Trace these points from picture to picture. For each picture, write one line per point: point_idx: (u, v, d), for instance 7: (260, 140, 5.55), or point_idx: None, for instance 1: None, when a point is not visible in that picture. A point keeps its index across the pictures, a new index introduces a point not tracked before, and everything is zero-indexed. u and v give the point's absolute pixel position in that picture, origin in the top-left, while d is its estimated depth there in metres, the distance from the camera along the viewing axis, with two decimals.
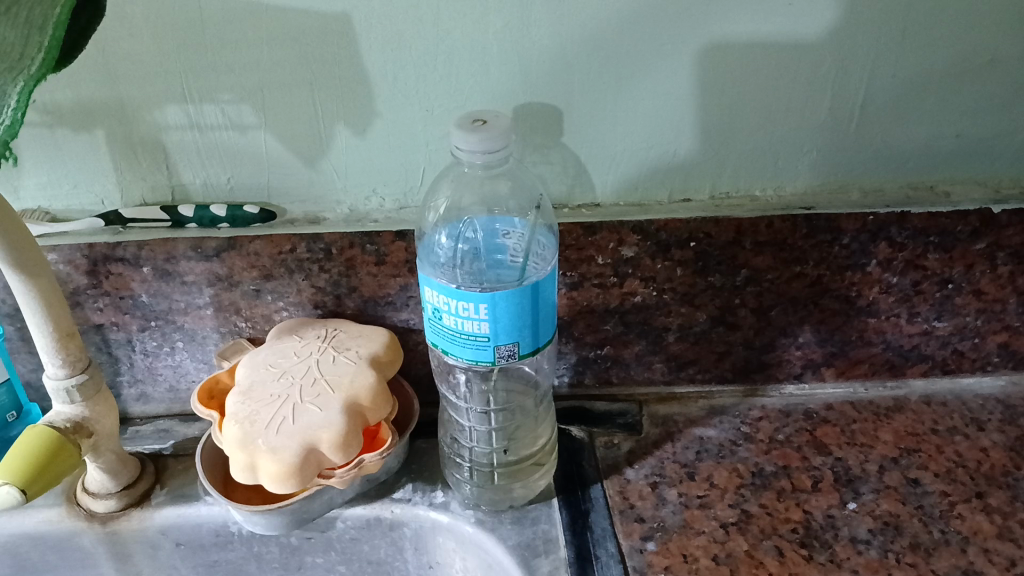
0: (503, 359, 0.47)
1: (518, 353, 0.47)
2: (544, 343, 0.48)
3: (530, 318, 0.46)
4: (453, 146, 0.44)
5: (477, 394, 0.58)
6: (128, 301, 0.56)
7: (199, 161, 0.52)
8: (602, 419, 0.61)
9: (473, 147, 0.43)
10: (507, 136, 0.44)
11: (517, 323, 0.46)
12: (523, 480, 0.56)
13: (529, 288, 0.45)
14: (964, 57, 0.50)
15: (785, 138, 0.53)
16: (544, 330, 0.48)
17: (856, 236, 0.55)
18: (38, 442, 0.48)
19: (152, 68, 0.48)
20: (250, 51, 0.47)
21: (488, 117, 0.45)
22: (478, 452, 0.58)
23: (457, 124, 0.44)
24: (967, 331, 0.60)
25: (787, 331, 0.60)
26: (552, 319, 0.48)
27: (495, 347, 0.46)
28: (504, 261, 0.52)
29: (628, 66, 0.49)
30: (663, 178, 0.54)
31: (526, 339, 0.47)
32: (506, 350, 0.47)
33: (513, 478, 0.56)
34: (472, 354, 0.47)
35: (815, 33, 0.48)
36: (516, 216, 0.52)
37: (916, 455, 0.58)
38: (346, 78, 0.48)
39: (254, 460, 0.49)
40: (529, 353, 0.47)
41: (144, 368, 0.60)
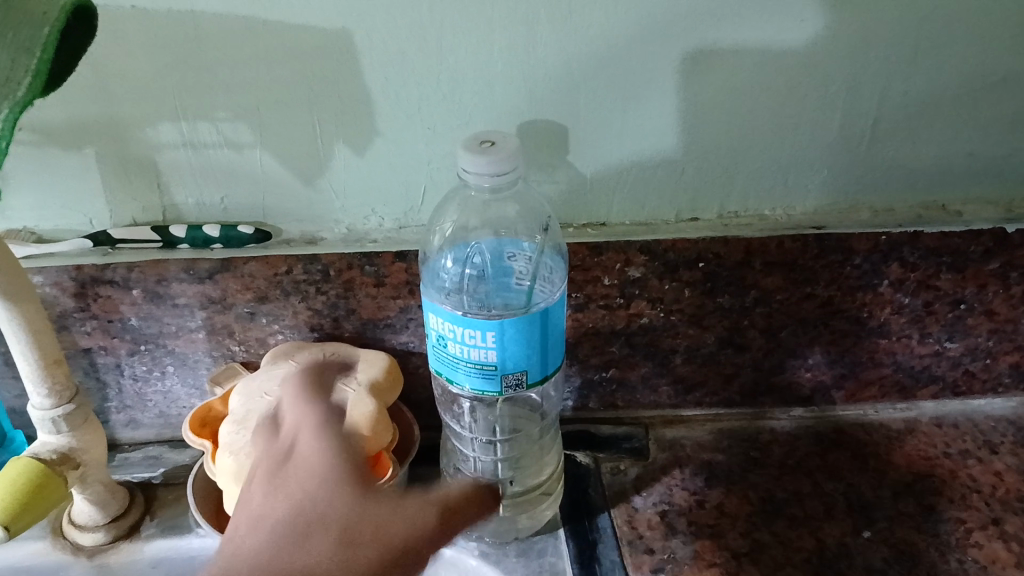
0: (510, 388, 0.45)
1: (526, 382, 0.45)
2: (553, 370, 0.46)
3: (539, 345, 0.44)
4: (459, 168, 0.42)
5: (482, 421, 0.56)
6: (117, 325, 0.54)
7: (192, 180, 0.50)
8: (609, 444, 0.60)
9: (476, 169, 0.41)
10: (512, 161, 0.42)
11: (525, 351, 0.44)
12: (528, 510, 0.55)
13: (538, 315, 0.43)
14: (981, 73, 0.49)
15: (796, 155, 0.51)
16: (552, 360, 0.46)
17: (867, 256, 0.54)
18: (24, 479, 0.46)
19: (145, 85, 0.46)
20: (246, 67, 0.45)
21: (497, 138, 0.43)
22: (483, 483, 0.56)
23: (464, 146, 0.42)
24: (978, 351, 0.59)
25: (797, 353, 0.58)
26: (562, 347, 0.47)
27: (502, 376, 0.45)
28: (509, 287, 0.51)
29: (637, 83, 0.47)
30: (670, 197, 0.52)
31: (533, 367, 0.45)
32: (513, 378, 0.45)
33: (521, 509, 0.55)
34: (476, 382, 0.45)
35: (829, 49, 0.47)
36: (524, 239, 0.51)
37: (929, 480, 0.57)
38: (347, 95, 0.47)
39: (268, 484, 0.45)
40: (538, 382, 0.46)
41: (134, 393, 0.58)
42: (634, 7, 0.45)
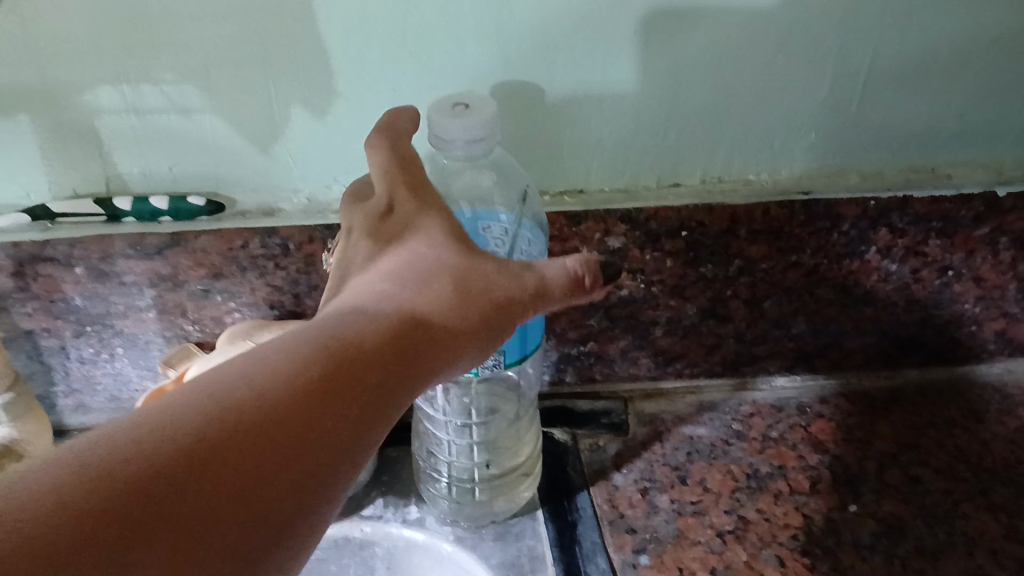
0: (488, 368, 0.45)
1: (504, 362, 0.45)
2: (531, 349, 0.46)
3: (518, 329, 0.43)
4: (433, 132, 0.40)
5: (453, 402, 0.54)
6: (60, 305, 0.51)
7: (137, 149, 0.46)
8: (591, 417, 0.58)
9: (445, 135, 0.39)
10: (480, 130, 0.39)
11: None
12: (504, 492, 0.53)
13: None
14: (978, 30, 0.46)
15: (784, 117, 0.48)
16: (530, 338, 0.45)
17: (855, 222, 0.52)
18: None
19: (81, 46, 0.42)
20: (191, 25, 0.41)
21: (473, 101, 0.41)
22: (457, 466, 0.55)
23: (438, 108, 0.40)
24: (964, 318, 0.58)
25: (780, 323, 0.56)
26: (539, 325, 0.46)
27: None
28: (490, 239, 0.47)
29: (616, 40, 0.44)
30: (652, 163, 0.50)
31: (512, 349, 0.44)
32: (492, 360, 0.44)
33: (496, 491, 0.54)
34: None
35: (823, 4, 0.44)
36: (501, 210, 0.47)
37: (915, 450, 0.56)
38: (305, 55, 0.43)
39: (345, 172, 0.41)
40: (516, 362, 0.45)
41: (82, 377, 0.55)
42: None
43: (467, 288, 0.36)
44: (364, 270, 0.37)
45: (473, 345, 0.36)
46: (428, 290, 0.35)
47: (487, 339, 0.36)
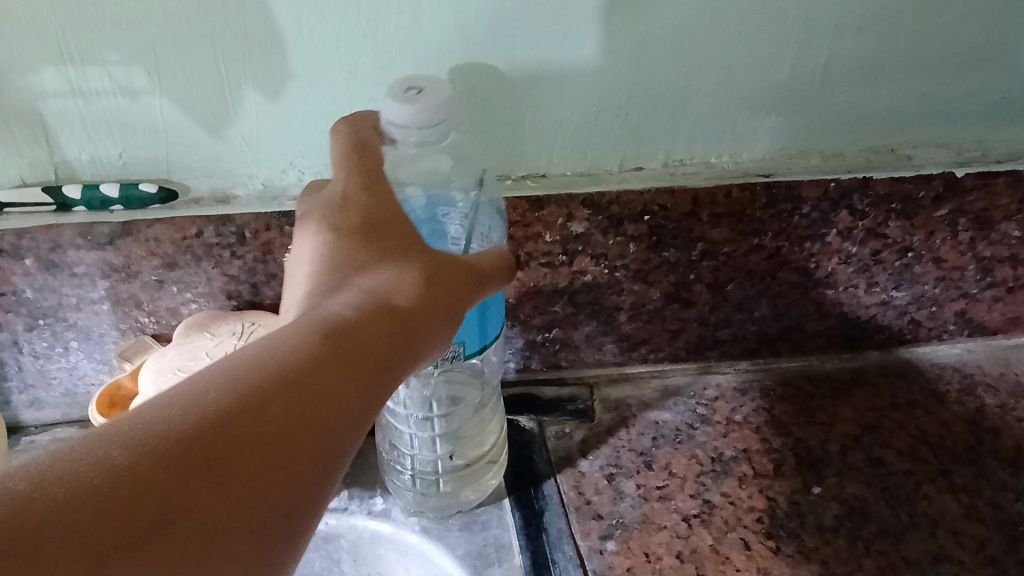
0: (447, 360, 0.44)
1: (464, 353, 0.44)
2: (492, 338, 0.45)
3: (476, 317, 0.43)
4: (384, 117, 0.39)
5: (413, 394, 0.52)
6: (10, 298, 0.49)
7: (85, 134, 0.44)
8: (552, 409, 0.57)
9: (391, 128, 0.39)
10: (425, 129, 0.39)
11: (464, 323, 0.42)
12: (467, 484, 0.52)
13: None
14: (938, 8, 0.46)
15: (744, 97, 0.48)
16: (488, 328, 0.44)
17: (817, 204, 0.52)
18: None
19: (20, 26, 0.40)
20: (135, 3, 0.40)
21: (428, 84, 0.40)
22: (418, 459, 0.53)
23: (389, 92, 0.39)
24: (925, 299, 0.58)
25: (744, 307, 0.57)
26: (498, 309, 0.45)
27: None
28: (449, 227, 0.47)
29: (576, 19, 0.43)
30: (613, 145, 0.49)
31: (471, 339, 0.43)
32: (451, 351, 0.43)
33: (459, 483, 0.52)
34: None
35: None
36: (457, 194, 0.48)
37: (877, 432, 0.56)
38: (254, 35, 0.42)
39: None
40: (477, 352, 0.44)
41: (35, 371, 0.53)
42: None
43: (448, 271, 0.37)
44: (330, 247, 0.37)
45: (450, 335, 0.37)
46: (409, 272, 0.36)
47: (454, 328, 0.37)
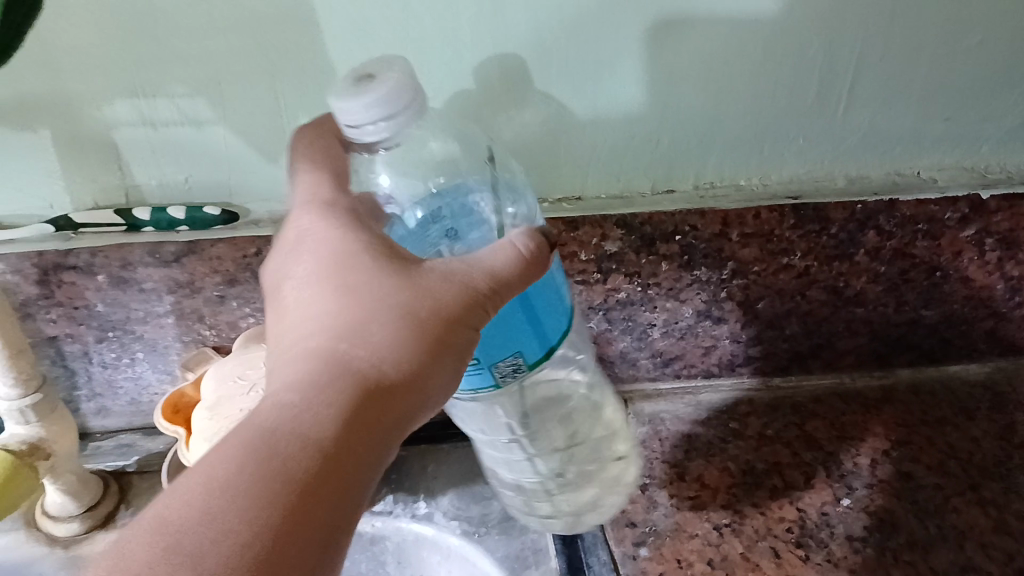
0: (507, 372, 0.42)
1: (526, 362, 0.42)
2: (554, 341, 0.43)
3: (527, 324, 0.41)
4: (365, 121, 0.37)
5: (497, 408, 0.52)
6: (82, 311, 0.53)
7: (153, 160, 0.48)
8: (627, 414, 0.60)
9: (364, 138, 0.38)
10: (388, 126, 0.37)
11: (513, 333, 0.41)
12: (592, 489, 0.54)
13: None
14: (958, 35, 0.48)
15: (771, 122, 0.50)
16: (545, 327, 0.42)
17: (844, 225, 0.54)
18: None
19: (95, 61, 0.44)
20: (202, 39, 0.44)
21: (377, 67, 0.38)
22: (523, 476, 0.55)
23: (354, 93, 0.37)
24: (954, 318, 0.59)
25: (774, 324, 0.58)
26: (553, 301, 0.42)
27: (495, 363, 0.41)
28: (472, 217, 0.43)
29: (609, 51, 0.46)
30: (645, 169, 0.52)
31: (528, 347, 0.41)
32: (509, 362, 0.42)
33: (580, 490, 0.54)
34: (472, 382, 0.42)
35: (807, 8, 0.45)
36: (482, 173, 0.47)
37: (907, 446, 0.57)
38: (308, 66, 0.45)
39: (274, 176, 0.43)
40: (540, 358, 0.42)
41: (103, 381, 0.57)
42: None
43: (433, 300, 0.36)
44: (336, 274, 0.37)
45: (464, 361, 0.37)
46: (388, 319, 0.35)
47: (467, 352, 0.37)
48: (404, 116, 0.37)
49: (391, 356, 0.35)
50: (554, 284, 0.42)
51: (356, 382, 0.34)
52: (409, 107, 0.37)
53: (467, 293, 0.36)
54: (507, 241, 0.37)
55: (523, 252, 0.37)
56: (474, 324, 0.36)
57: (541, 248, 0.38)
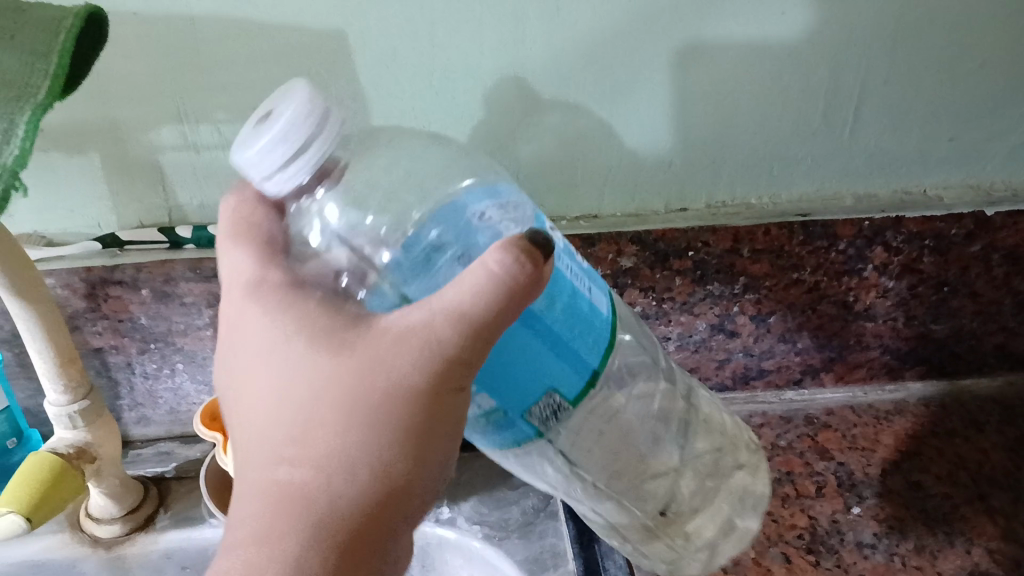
0: (545, 411, 0.38)
1: (565, 398, 0.39)
2: (592, 367, 0.39)
3: (553, 358, 0.37)
4: (288, 158, 0.35)
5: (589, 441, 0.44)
6: (127, 324, 0.56)
7: (195, 182, 0.52)
8: (732, 431, 0.53)
9: (284, 185, 0.36)
10: (298, 155, 0.35)
11: (538, 372, 0.37)
12: (700, 519, 0.48)
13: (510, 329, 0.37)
14: (957, 60, 0.50)
15: (780, 144, 0.53)
16: (578, 355, 0.38)
17: (852, 241, 0.56)
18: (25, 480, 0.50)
19: (144, 89, 0.48)
20: (244, 69, 0.47)
21: (276, 102, 0.36)
22: (623, 520, 0.47)
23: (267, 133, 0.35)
24: (963, 333, 0.61)
25: (786, 338, 0.60)
26: (583, 320, 0.38)
27: (528, 407, 0.38)
28: (468, 229, 0.39)
29: (624, 78, 0.49)
30: (659, 189, 0.54)
31: (560, 380, 0.38)
32: (545, 401, 0.38)
33: (688, 523, 0.48)
34: (513, 435, 0.39)
35: (806, 31, 0.48)
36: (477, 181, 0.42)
37: (917, 458, 0.59)
38: (341, 94, 0.49)
39: (231, 242, 0.40)
40: (578, 390, 0.39)
41: (145, 391, 0.60)
42: (618, 4, 0.46)
43: (412, 378, 0.33)
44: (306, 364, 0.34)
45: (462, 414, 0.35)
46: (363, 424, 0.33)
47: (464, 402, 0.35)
48: (312, 140, 0.35)
49: (376, 462, 0.33)
50: (584, 302, 0.38)
51: (352, 503, 0.33)
52: (315, 128, 0.35)
53: (438, 358, 0.33)
54: (479, 269, 0.32)
55: (496, 278, 0.32)
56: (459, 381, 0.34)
57: (521, 267, 0.32)
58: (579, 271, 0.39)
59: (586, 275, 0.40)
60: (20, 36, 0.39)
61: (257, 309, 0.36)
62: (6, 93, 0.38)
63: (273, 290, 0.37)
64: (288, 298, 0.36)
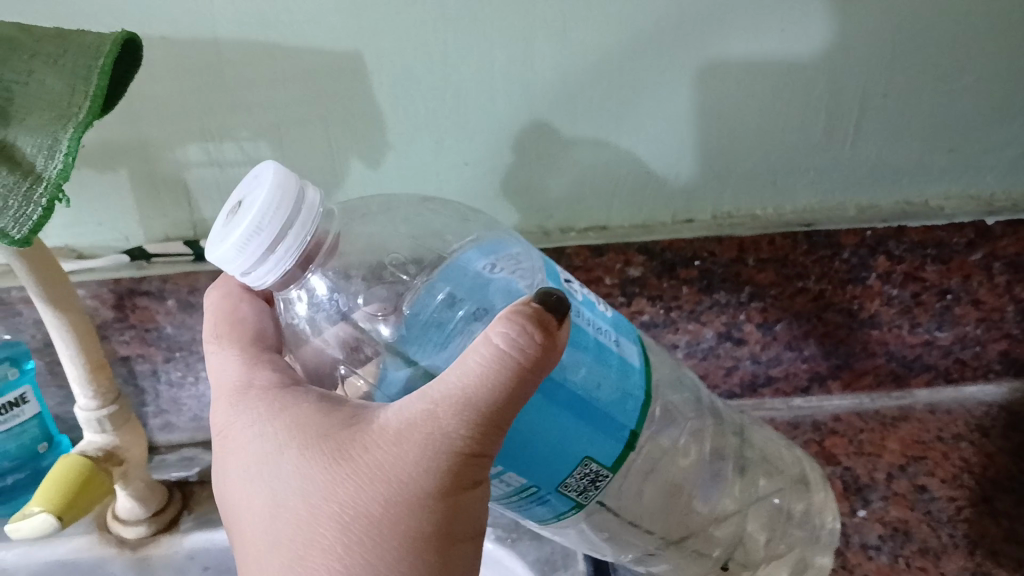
0: (582, 477, 0.38)
1: (601, 465, 0.39)
2: (624, 426, 0.39)
3: (576, 425, 0.37)
4: (269, 243, 0.36)
5: (650, 500, 0.46)
6: (153, 333, 0.58)
7: (219, 197, 0.54)
8: (786, 464, 0.56)
9: (266, 275, 0.37)
10: (274, 245, 0.36)
11: (564, 441, 0.37)
12: (768, 567, 0.51)
13: (540, 405, 0.37)
14: (955, 74, 0.51)
15: (783, 157, 0.54)
16: (610, 419, 0.38)
17: (855, 250, 0.57)
18: (57, 485, 0.52)
19: (173, 109, 0.50)
20: (266, 90, 0.50)
21: (245, 196, 0.38)
22: (692, 572, 0.50)
23: (244, 218, 0.36)
24: (968, 339, 0.61)
25: (792, 346, 0.61)
26: (612, 383, 0.39)
27: (563, 477, 0.38)
28: (480, 281, 0.40)
29: (630, 95, 0.51)
30: (666, 202, 0.56)
31: (592, 447, 0.38)
32: (581, 469, 0.38)
33: (756, 572, 0.50)
34: (555, 507, 0.40)
35: (822, 51, 0.50)
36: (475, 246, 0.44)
37: (923, 462, 0.61)
38: (358, 112, 0.51)
39: (219, 344, 0.44)
40: (614, 454, 0.39)
41: (169, 399, 0.62)
42: (624, 23, 0.48)
43: (430, 453, 0.34)
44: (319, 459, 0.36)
45: (481, 507, 0.36)
46: (380, 526, 0.35)
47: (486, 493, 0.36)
48: (285, 229, 0.37)
49: (398, 563, 0.34)
50: (609, 361, 0.39)
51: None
52: (287, 218, 0.37)
53: (447, 450, 0.34)
54: (486, 348, 0.33)
55: (501, 359, 0.32)
56: (476, 473, 0.35)
57: (529, 342, 0.32)
58: (601, 327, 0.40)
59: (610, 330, 0.40)
60: (65, 60, 0.41)
61: (258, 419, 0.39)
62: (50, 113, 0.41)
63: (273, 400, 0.39)
64: (287, 409, 0.38)
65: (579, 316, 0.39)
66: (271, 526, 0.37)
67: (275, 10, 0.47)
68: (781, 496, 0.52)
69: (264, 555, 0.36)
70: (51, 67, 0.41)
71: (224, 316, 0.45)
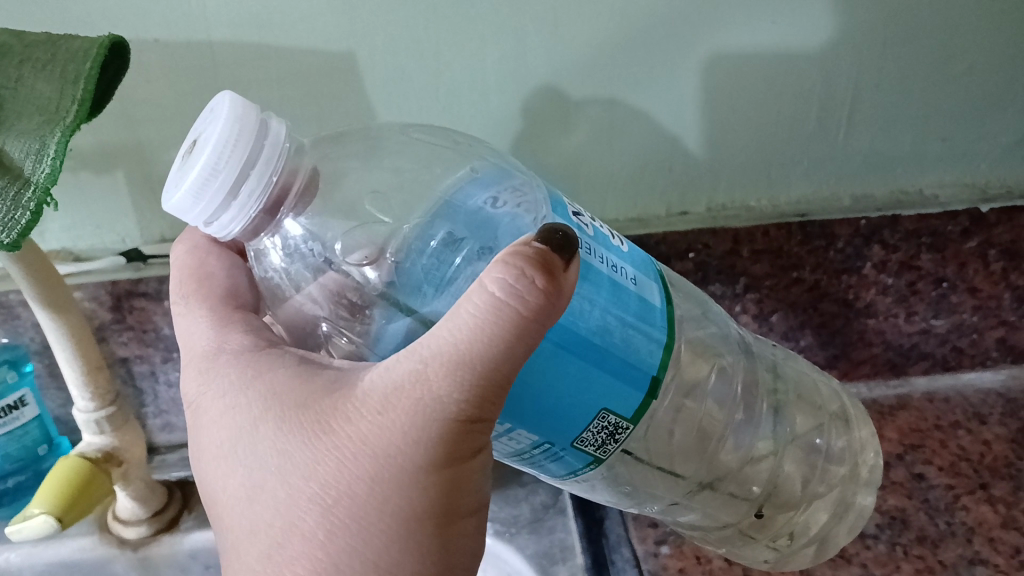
0: (601, 429, 0.38)
1: (619, 416, 0.38)
2: (646, 371, 0.38)
3: (594, 375, 0.37)
4: (232, 185, 0.35)
5: (683, 441, 0.48)
6: (151, 334, 0.58)
7: None
8: (825, 399, 0.55)
9: (229, 222, 0.37)
10: (236, 190, 0.36)
11: (582, 393, 0.37)
12: (807, 510, 0.52)
13: (560, 363, 0.36)
14: (947, 62, 0.51)
15: (776, 147, 0.54)
16: (630, 368, 0.38)
17: (850, 240, 0.57)
18: (61, 485, 0.53)
19: (168, 112, 0.50)
20: (260, 90, 0.50)
21: (200, 131, 0.37)
22: (724, 515, 0.51)
23: (198, 155, 0.35)
24: (965, 327, 0.61)
25: (789, 336, 0.61)
26: (631, 327, 0.38)
27: (581, 430, 0.38)
28: (483, 218, 0.39)
29: (622, 87, 0.51)
30: (660, 194, 0.56)
31: (611, 399, 0.38)
32: (599, 421, 0.38)
33: (792, 517, 0.51)
34: (570, 461, 0.40)
35: (817, 44, 0.50)
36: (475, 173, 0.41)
37: (920, 450, 0.62)
38: (352, 111, 0.51)
39: (186, 302, 0.45)
40: (634, 405, 0.38)
41: (169, 399, 0.62)
42: (615, 17, 0.48)
43: (422, 418, 0.34)
44: (305, 429, 0.36)
45: (479, 475, 0.36)
46: (370, 493, 0.34)
47: (480, 458, 0.36)
48: (246, 174, 0.36)
49: (393, 530, 0.34)
50: (627, 300, 0.38)
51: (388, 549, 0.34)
52: (247, 162, 0.36)
53: (440, 414, 0.33)
54: (480, 298, 0.32)
55: (497, 308, 0.32)
56: (470, 438, 0.34)
57: (529, 287, 0.31)
58: (617, 265, 0.39)
59: (626, 267, 0.39)
60: (53, 65, 0.42)
61: (235, 383, 0.39)
62: (38, 117, 0.41)
63: (252, 364, 0.39)
64: (268, 373, 0.38)
65: (591, 254, 0.37)
66: (255, 498, 0.36)
67: (268, 10, 0.47)
68: (820, 435, 0.52)
69: (248, 525, 0.36)
70: (39, 72, 0.41)
71: (191, 272, 0.46)
